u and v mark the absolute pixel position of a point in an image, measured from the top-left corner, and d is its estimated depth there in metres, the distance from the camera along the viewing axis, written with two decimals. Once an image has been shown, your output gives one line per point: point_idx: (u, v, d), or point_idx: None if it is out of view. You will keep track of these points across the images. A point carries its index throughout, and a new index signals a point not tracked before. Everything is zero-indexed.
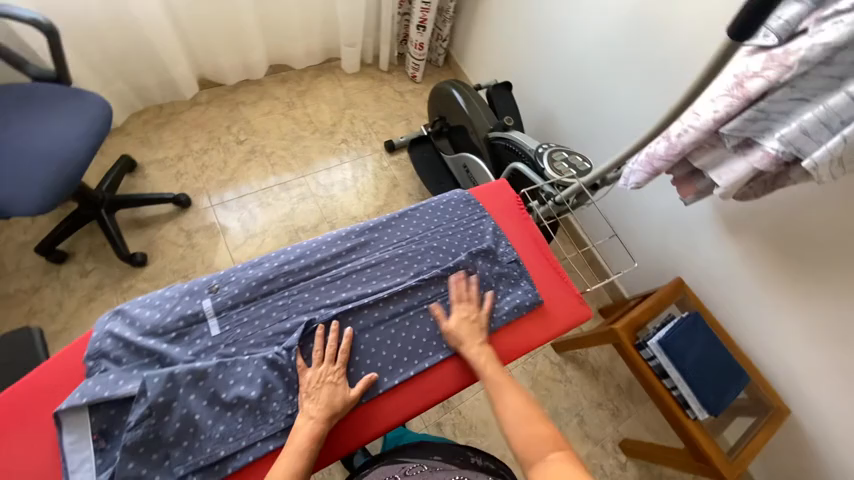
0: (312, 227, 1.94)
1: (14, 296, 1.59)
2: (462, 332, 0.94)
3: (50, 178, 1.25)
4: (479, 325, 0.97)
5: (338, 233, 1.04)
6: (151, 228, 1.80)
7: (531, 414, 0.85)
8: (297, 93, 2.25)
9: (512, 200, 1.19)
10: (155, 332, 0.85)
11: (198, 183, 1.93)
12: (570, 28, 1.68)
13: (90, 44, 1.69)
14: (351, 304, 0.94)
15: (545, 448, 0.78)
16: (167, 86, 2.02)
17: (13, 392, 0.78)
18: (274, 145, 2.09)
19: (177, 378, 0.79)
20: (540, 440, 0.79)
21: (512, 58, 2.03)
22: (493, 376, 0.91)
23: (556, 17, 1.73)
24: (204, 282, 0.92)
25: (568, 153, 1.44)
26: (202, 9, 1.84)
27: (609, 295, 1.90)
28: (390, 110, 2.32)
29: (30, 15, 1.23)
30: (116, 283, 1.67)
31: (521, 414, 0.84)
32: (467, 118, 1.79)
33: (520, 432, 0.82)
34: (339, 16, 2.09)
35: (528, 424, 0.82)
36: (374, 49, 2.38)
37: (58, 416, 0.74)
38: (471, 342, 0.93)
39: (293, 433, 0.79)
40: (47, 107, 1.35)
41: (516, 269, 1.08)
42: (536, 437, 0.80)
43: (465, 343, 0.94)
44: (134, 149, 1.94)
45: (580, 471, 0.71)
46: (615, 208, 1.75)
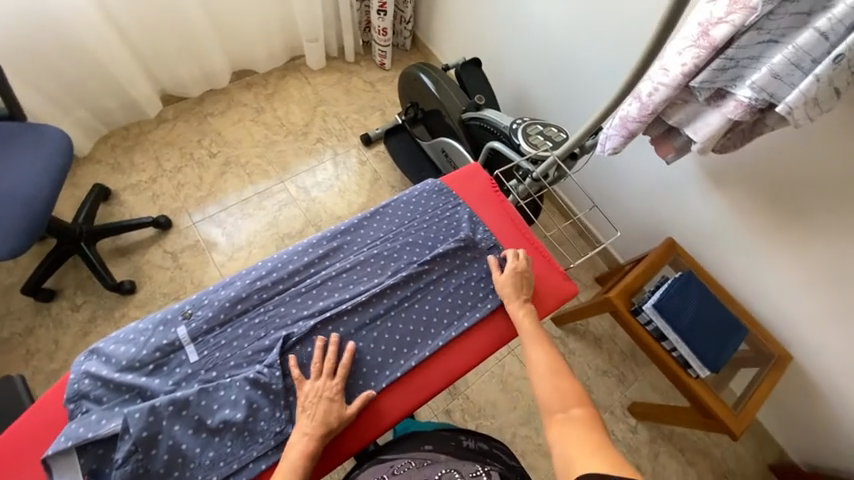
0: (298, 232, 1.92)
1: (9, 340, 1.58)
2: (512, 286, 1.00)
3: (18, 220, 1.22)
4: (526, 285, 1.01)
5: (310, 241, 1.02)
6: (135, 255, 1.78)
7: (557, 372, 0.89)
8: (264, 97, 2.18)
9: (488, 184, 1.16)
10: (132, 366, 0.84)
11: (177, 202, 1.90)
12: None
13: (40, 74, 1.63)
14: (330, 311, 0.93)
15: (567, 404, 0.82)
16: (130, 107, 1.96)
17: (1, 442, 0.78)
18: (248, 154, 2.05)
19: (158, 410, 0.78)
20: (566, 396, 0.83)
21: (477, 33, 1.96)
22: (532, 329, 0.96)
23: None
24: (177, 309, 0.90)
25: (543, 126, 1.40)
26: (151, 22, 1.77)
27: (604, 263, 1.89)
28: (361, 102, 2.26)
29: None
30: (109, 314, 1.66)
31: (548, 371, 0.89)
32: (439, 101, 1.75)
33: (546, 387, 0.86)
34: (295, 11, 2.00)
35: (555, 378, 0.87)
36: (337, 41, 2.29)
37: (47, 461, 0.74)
38: (519, 294, 0.99)
39: (289, 450, 0.79)
40: (3, 146, 1.32)
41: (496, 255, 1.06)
42: (563, 391, 0.85)
43: (514, 297, 0.99)
44: (106, 177, 1.90)
45: (596, 436, 0.75)
46: (597, 175, 1.72)
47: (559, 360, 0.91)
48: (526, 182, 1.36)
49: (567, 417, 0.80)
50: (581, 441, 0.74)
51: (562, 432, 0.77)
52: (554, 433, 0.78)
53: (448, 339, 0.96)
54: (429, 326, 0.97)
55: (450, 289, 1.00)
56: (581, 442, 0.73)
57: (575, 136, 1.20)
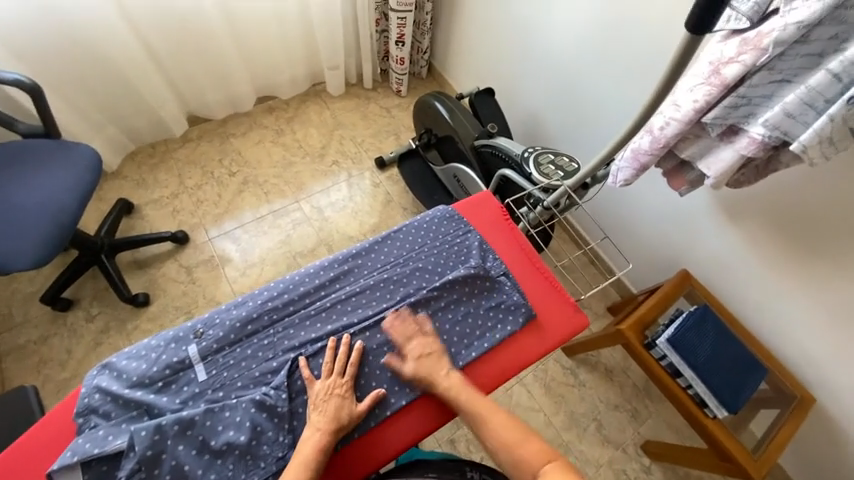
0: (309, 250, 1.95)
1: (25, 347, 1.62)
2: (423, 370, 0.91)
3: (46, 231, 1.28)
4: (436, 357, 0.93)
5: (321, 264, 1.03)
6: (152, 268, 1.83)
7: (515, 436, 0.84)
8: (285, 120, 2.28)
9: (491, 204, 1.18)
10: (142, 383, 0.85)
11: (195, 218, 1.96)
12: (543, 31, 1.69)
13: (78, 94, 1.74)
14: (337, 336, 0.93)
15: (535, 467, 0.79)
16: (157, 126, 2.06)
17: (8, 454, 0.79)
18: (266, 174, 2.11)
19: (163, 429, 0.78)
20: (533, 457, 0.80)
21: (492, 63, 2.03)
22: (471, 402, 0.89)
23: (527, 23, 1.74)
24: (189, 327, 0.91)
25: (554, 155, 1.41)
26: (183, 49, 1.88)
27: (616, 293, 1.86)
28: (377, 127, 2.34)
29: (15, 77, 1.28)
30: (122, 325, 1.69)
31: (506, 440, 0.84)
32: (452, 128, 1.79)
33: (507, 458, 0.82)
34: (318, 40, 2.11)
35: (516, 446, 0.83)
36: (357, 68, 2.39)
37: (53, 475, 0.75)
38: (437, 378, 0.90)
39: (301, 445, 0.80)
40: (38, 161, 1.39)
41: (505, 282, 1.06)
42: (523, 461, 0.80)
43: (434, 380, 0.90)
44: (131, 192, 1.98)
45: None
46: (608, 205, 1.72)
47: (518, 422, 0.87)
48: (536, 210, 1.36)
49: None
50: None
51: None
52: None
53: (455, 368, 0.95)
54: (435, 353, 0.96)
55: (457, 317, 1.00)
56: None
57: (586, 168, 1.21)
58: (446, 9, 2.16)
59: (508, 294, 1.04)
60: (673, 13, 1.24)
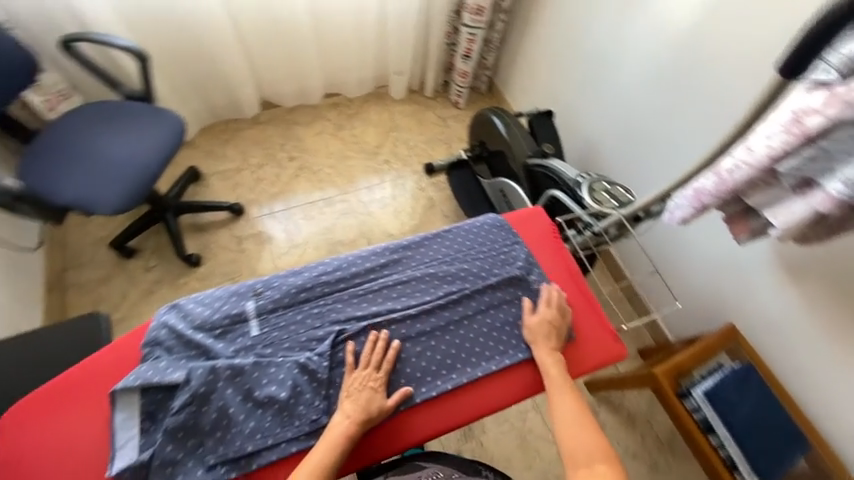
0: (349, 241, 2.04)
1: (88, 284, 1.79)
2: (539, 332, 0.98)
3: (130, 183, 1.42)
4: (557, 331, 0.99)
5: (374, 249, 1.08)
6: (207, 233, 1.97)
7: (582, 425, 0.87)
8: (346, 116, 2.40)
9: (547, 226, 1.18)
10: (203, 327, 0.92)
11: (252, 194, 2.10)
12: (615, 63, 1.71)
13: (175, 68, 1.93)
14: (380, 318, 0.97)
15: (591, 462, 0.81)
16: (234, 106, 2.21)
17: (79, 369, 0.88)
18: (322, 164, 2.23)
19: (218, 371, 0.85)
20: (587, 450, 0.83)
21: (555, 87, 2.06)
22: (558, 378, 0.94)
23: (600, 52, 1.76)
24: (250, 285, 0.98)
25: (609, 184, 1.41)
26: (270, 44, 2.03)
27: (650, 337, 1.79)
28: (431, 134, 2.42)
29: (127, 44, 1.43)
30: (173, 280, 1.83)
31: (578, 424, 0.87)
32: (506, 143, 1.82)
33: (569, 442, 0.85)
34: (389, 47, 2.22)
35: (583, 436, 0.85)
36: (421, 76, 2.49)
37: (114, 394, 0.83)
38: (546, 344, 0.97)
39: (332, 426, 0.83)
40: (134, 121, 1.54)
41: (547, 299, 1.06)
42: (586, 450, 0.83)
43: (542, 344, 0.97)
44: (201, 161, 2.15)
45: None
46: (659, 242, 1.66)
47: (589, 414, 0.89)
48: (584, 234, 1.36)
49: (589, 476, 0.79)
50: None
51: None
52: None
53: (486, 371, 0.96)
54: (470, 354, 0.97)
55: (496, 321, 1.01)
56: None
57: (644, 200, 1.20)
58: (518, 30, 2.22)
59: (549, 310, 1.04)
60: (760, 58, 1.22)
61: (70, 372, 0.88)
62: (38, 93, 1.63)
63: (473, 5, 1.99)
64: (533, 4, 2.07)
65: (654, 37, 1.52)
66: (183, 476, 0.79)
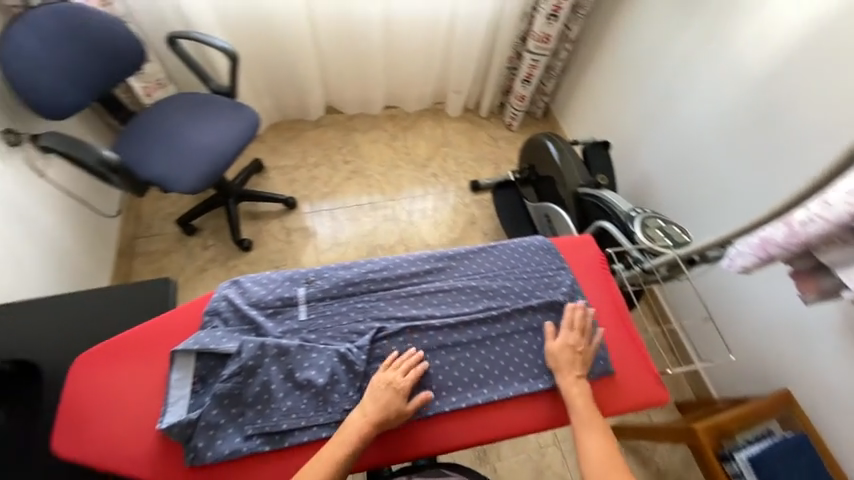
0: (389, 246, 2.10)
1: (153, 254, 1.96)
2: (562, 358, 0.95)
3: (204, 167, 1.56)
4: (583, 359, 0.96)
5: (420, 254, 1.11)
6: (261, 221, 2.10)
7: (610, 469, 0.81)
8: (401, 127, 2.50)
9: (596, 258, 1.15)
10: (257, 304, 0.98)
11: (306, 190, 2.22)
12: (685, 101, 1.66)
13: (256, 69, 2.11)
14: (419, 322, 0.99)
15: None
16: (300, 107, 2.37)
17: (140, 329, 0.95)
18: (373, 170, 2.33)
19: (266, 348, 0.90)
20: None
21: (615, 118, 2.05)
22: (587, 414, 0.89)
23: (669, 89, 1.73)
24: (303, 272, 1.04)
25: (665, 222, 1.36)
26: (342, 55, 2.17)
27: (692, 390, 1.69)
28: (481, 153, 2.45)
29: (223, 44, 1.59)
30: (225, 260, 1.97)
31: (605, 468, 0.81)
32: (558, 169, 1.81)
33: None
34: (452, 66, 2.29)
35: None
36: (478, 97, 2.55)
37: (174, 354, 0.90)
38: (571, 373, 0.94)
39: (348, 422, 0.85)
40: (217, 113, 1.70)
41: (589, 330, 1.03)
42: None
43: (565, 372, 0.94)
44: (264, 155, 2.32)
45: None
46: (712, 290, 1.57)
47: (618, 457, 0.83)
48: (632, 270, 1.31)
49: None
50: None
51: None
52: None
53: (518, 392, 0.95)
54: (503, 371, 0.97)
55: (534, 344, 1.00)
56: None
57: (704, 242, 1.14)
58: (581, 60, 2.24)
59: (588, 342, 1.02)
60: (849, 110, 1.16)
61: (131, 330, 0.95)
62: (140, 80, 1.82)
63: (539, 33, 2.02)
64: (601, 37, 2.07)
65: (728, 79, 1.49)
66: (222, 441, 0.84)
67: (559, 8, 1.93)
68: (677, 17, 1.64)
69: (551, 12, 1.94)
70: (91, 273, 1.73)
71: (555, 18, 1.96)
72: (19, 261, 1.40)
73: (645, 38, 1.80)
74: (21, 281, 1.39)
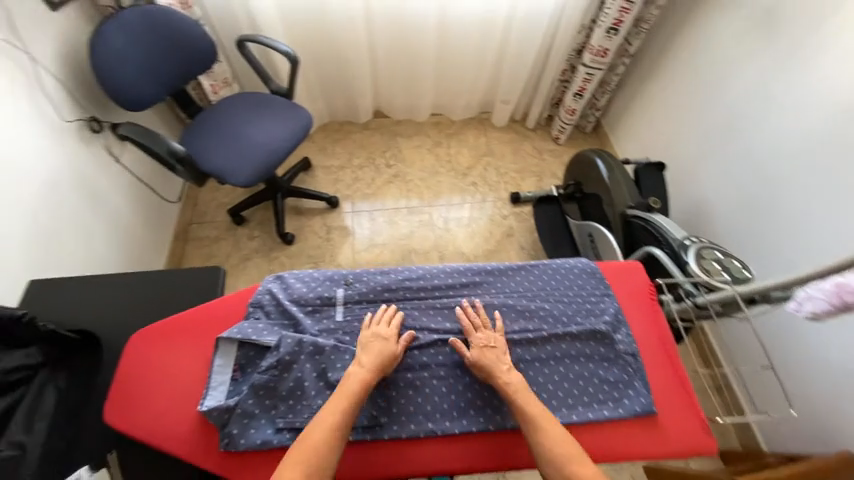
0: (423, 251, 2.11)
1: (204, 239, 2.10)
2: (487, 361, 0.91)
3: (259, 163, 1.65)
4: (501, 351, 0.93)
5: (459, 266, 1.10)
6: (304, 217, 2.19)
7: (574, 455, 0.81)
8: (446, 135, 2.51)
9: (644, 285, 1.08)
10: (298, 301, 1.02)
11: (349, 191, 2.29)
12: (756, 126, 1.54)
13: (313, 72, 2.20)
14: (451, 336, 0.98)
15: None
16: (350, 110, 2.45)
17: (188, 314, 1.01)
18: (414, 175, 2.36)
19: (303, 345, 0.93)
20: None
21: (674, 139, 1.94)
22: (531, 408, 0.86)
23: (739, 112, 1.61)
24: (343, 273, 1.07)
25: (722, 254, 1.25)
26: (395, 62, 2.21)
27: (737, 441, 1.56)
28: (524, 165, 2.41)
29: (286, 48, 1.68)
30: (268, 251, 2.07)
31: (562, 456, 0.80)
32: (606, 187, 1.74)
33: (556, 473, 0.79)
34: (502, 77, 2.28)
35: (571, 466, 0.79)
36: (525, 108, 2.51)
37: (220, 340, 0.96)
38: (501, 370, 0.90)
39: (349, 376, 0.88)
40: (275, 113, 1.79)
41: (632, 364, 0.98)
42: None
43: (495, 372, 0.90)
44: (312, 154, 2.41)
45: None
46: (774, 334, 1.42)
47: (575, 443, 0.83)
48: (682, 304, 1.21)
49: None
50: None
51: None
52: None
53: None
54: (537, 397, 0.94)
55: (569, 373, 0.96)
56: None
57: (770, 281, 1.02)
58: (639, 75, 2.14)
59: (629, 377, 0.96)
60: None
61: (180, 314, 1.01)
62: (209, 78, 1.94)
63: (597, 46, 1.96)
64: (664, 53, 1.97)
65: (807, 105, 1.37)
66: (255, 431, 0.88)
67: (620, 22, 1.86)
68: (752, 37, 1.53)
69: (611, 26, 1.87)
70: (149, 253, 1.88)
71: (615, 32, 1.89)
72: (90, 237, 1.55)
73: (713, 57, 1.70)
74: (90, 256, 1.54)
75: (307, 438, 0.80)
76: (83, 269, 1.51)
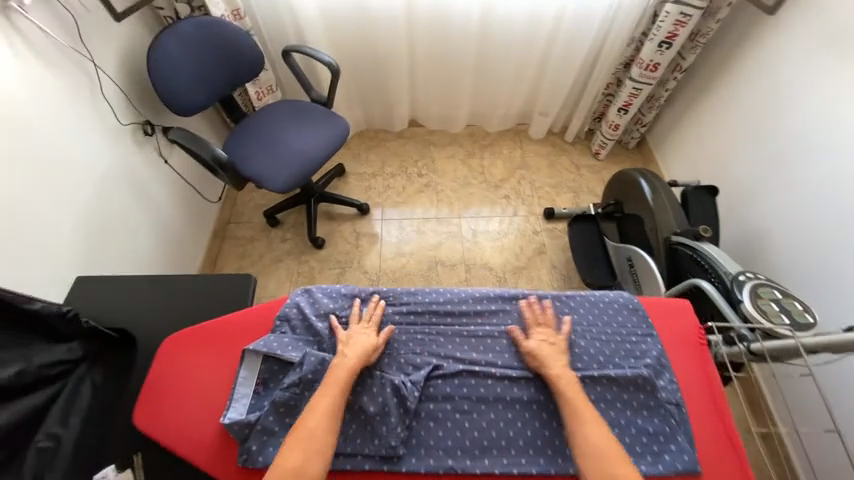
0: (451, 263, 2.07)
1: (239, 239, 2.18)
2: (544, 353, 0.92)
3: (295, 170, 1.69)
4: (559, 349, 0.93)
5: (488, 292, 1.06)
6: (335, 222, 2.22)
7: (615, 455, 0.77)
8: (480, 145, 2.47)
9: (693, 328, 1.00)
10: (325, 317, 1.02)
11: (380, 198, 2.30)
12: (828, 153, 1.39)
13: (352, 81, 2.24)
14: (477, 367, 0.94)
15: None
16: (386, 118, 2.47)
17: (219, 322, 1.03)
18: (446, 185, 2.33)
19: (326, 363, 0.92)
20: None
21: (728, 161, 1.80)
22: (579, 402, 0.84)
23: (807, 137, 1.46)
24: (369, 292, 1.06)
25: (781, 294, 1.11)
26: (433, 72, 2.21)
27: None
28: (560, 179, 2.33)
29: (328, 59, 1.72)
30: (299, 254, 2.11)
31: (604, 454, 0.77)
32: (649, 209, 1.64)
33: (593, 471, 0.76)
34: (542, 89, 2.22)
35: (612, 465, 0.75)
36: (565, 121, 2.42)
37: (245, 352, 0.97)
38: (555, 362, 0.90)
39: (337, 366, 0.88)
40: (314, 121, 1.83)
41: (675, 415, 0.89)
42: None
43: (548, 365, 0.90)
44: (347, 160, 2.45)
45: None
46: (840, 390, 1.26)
47: (618, 443, 0.79)
48: (732, 347, 1.04)
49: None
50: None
51: None
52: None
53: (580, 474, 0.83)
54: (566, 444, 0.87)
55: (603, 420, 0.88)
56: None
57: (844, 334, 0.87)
58: (692, 91, 2.01)
59: (672, 430, 0.87)
60: None
61: (210, 321, 1.03)
62: (255, 86, 2.01)
63: (646, 60, 1.86)
64: (721, 68, 1.83)
65: None
66: (273, 449, 0.88)
67: (673, 35, 1.75)
68: (826, 55, 1.39)
69: (664, 39, 1.77)
70: (189, 250, 1.97)
71: (667, 46, 1.79)
72: (136, 234, 1.64)
73: (779, 75, 1.56)
74: (135, 252, 1.63)
75: (301, 425, 0.80)
76: (128, 264, 1.60)
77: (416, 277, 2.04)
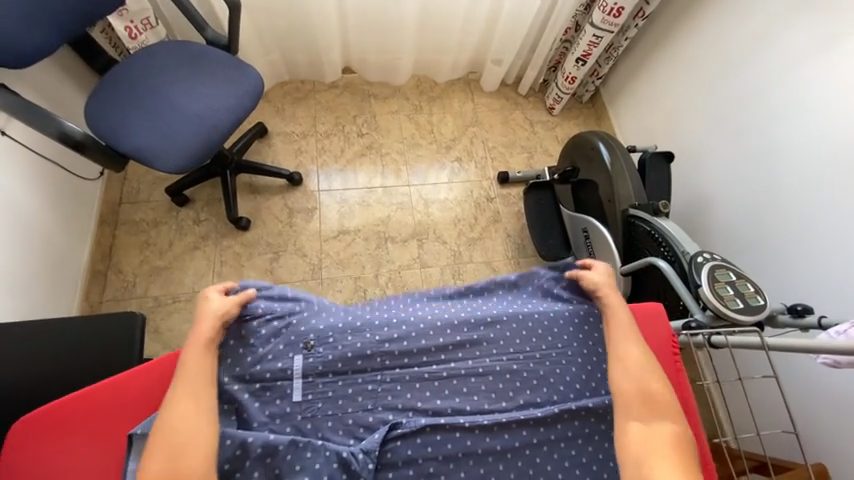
0: (401, 239, 1.88)
1: (139, 224, 1.76)
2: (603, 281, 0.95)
3: (194, 144, 1.30)
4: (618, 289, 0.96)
5: (451, 320, 0.92)
6: (261, 196, 1.88)
7: (649, 376, 0.82)
8: (427, 99, 2.17)
9: (667, 333, 0.96)
10: (244, 378, 0.85)
11: (313, 165, 1.96)
12: (787, 130, 1.35)
13: (264, 17, 1.76)
14: (443, 418, 0.83)
15: (645, 413, 0.77)
16: (314, 66, 2.04)
17: (102, 390, 0.86)
18: (391, 147, 2.05)
19: (248, 447, 0.76)
20: (653, 405, 0.78)
21: (683, 125, 1.74)
22: (623, 328, 0.89)
23: (767, 110, 1.40)
24: (301, 335, 0.89)
25: (737, 276, 1.10)
26: (369, 8, 1.80)
27: None
28: (514, 137, 2.15)
29: None
30: (220, 238, 1.78)
31: (638, 372, 0.82)
32: (607, 175, 1.56)
33: (626, 383, 0.81)
34: (497, 31, 1.93)
35: (646, 384, 0.80)
36: (519, 70, 2.19)
37: (132, 438, 0.78)
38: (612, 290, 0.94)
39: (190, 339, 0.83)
40: (213, 76, 1.40)
41: None
42: (653, 399, 0.79)
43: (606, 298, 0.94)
44: (269, 117, 2.03)
45: (675, 456, 0.71)
46: (796, 382, 1.28)
47: (654, 365, 0.84)
48: (695, 337, 1.01)
49: (642, 429, 0.75)
50: (669, 450, 0.72)
51: (643, 438, 0.74)
52: (632, 440, 0.74)
53: None
54: None
55: (581, 458, 0.84)
56: (671, 462, 0.70)
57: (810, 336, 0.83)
58: (647, 44, 1.88)
59: None
60: None
61: (92, 389, 0.87)
62: (121, 18, 1.47)
63: (609, 4, 1.65)
64: (680, 17, 1.70)
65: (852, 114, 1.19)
66: None
67: None
68: (792, 15, 1.32)
69: None
70: (68, 246, 1.55)
71: None
72: None
73: (740, 37, 1.47)
74: None
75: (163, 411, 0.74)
76: None
77: (363, 258, 1.83)
